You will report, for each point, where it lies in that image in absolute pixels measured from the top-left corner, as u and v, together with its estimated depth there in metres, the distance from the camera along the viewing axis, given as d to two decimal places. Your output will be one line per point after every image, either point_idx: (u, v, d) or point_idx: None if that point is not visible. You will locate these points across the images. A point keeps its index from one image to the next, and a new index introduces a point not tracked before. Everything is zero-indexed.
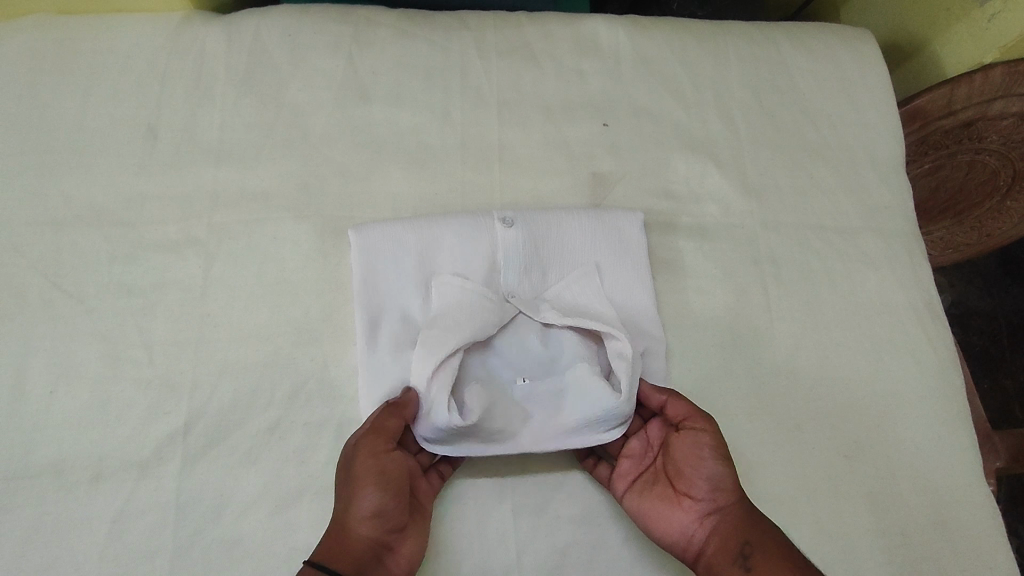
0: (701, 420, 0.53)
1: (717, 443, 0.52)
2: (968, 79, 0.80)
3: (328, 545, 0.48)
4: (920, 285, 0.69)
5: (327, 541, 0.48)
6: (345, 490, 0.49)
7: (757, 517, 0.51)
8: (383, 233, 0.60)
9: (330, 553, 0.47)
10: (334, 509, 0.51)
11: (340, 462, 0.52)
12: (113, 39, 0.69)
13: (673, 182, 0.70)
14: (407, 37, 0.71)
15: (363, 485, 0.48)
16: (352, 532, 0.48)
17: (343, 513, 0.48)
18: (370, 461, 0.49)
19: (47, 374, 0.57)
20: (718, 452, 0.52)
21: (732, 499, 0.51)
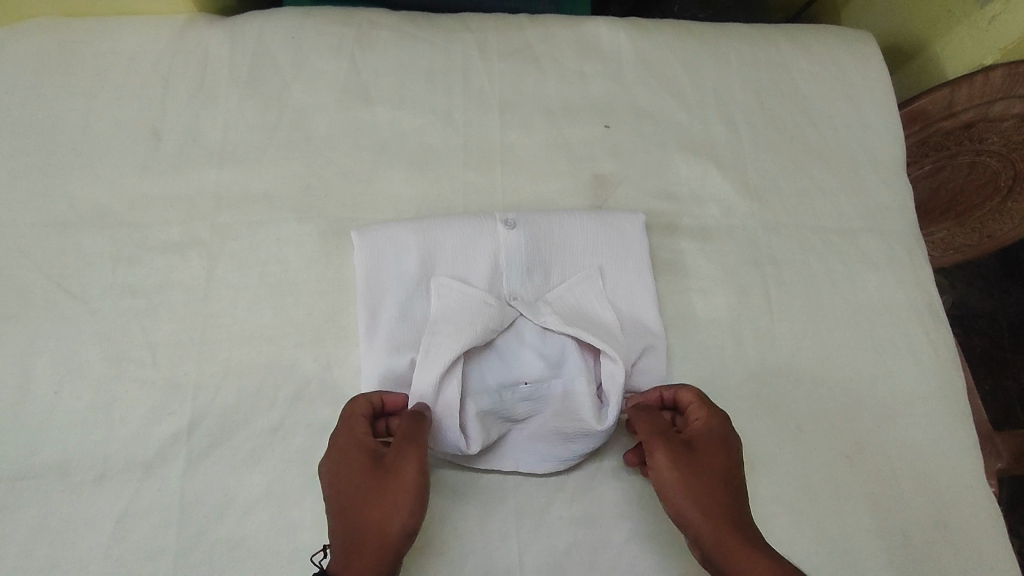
0: (653, 451, 0.49)
1: (672, 475, 0.48)
2: (968, 81, 0.80)
3: (354, 559, 0.44)
4: (921, 285, 0.69)
5: (351, 554, 0.44)
6: (373, 499, 0.45)
7: (738, 552, 0.45)
8: (386, 233, 0.60)
9: (360, 571, 0.43)
10: (350, 512, 0.46)
11: (361, 461, 0.48)
12: (117, 41, 0.69)
13: (674, 184, 0.70)
14: (410, 39, 0.72)
15: (401, 499, 0.44)
16: (384, 548, 0.44)
17: (372, 525, 0.44)
18: (413, 474, 0.45)
19: (51, 374, 0.57)
20: (676, 486, 0.48)
21: (704, 532, 0.47)
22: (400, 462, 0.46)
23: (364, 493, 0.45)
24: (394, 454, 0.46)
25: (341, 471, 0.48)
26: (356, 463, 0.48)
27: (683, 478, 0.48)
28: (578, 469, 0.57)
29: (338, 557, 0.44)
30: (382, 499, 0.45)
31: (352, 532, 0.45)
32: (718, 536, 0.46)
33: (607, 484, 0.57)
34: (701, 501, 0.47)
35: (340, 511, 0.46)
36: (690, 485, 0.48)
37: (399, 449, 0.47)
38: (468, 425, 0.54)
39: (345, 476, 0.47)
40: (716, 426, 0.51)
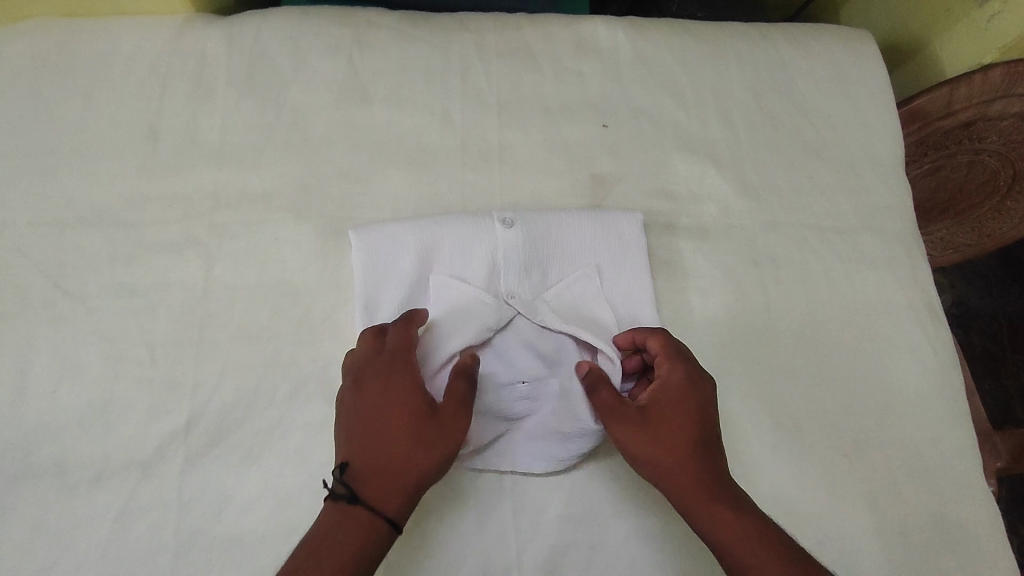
0: (613, 425, 0.51)
1: (634, 446, 0.50)
2: (968, 79, 0.80)
3: (385, 489, 0.47)
4: (919, 285, 0.69)
5: (382, 483, 0.47)
6: (419, 446, 0.48)
7: (707, 505, 0.48)
8: (384, 232, 0.60)
9: (388, 502, 0.47)
10: (390, 446, 0.48)
11: (409, 403, 0.49)
12: (115, 42, 0.69)
13: (672, 183, 0.70)
14: (409, 39, 0.72)
15: (444, 455, 0.48)
16: (415, 491, 0.48)
17: (410, 469, 0.48)
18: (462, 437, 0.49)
19: (49, 374, 0.57)
20: (642, 455, 0.50)
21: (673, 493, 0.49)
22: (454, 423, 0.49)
23: (413, 438, 0.48)
24: (447, 412, 0.50)
25: (390, 403, 0.49)
26: (407, 403, 0.49)
27: (644, 444, 0.50)
28: (577, 468, 0.57)
29: (369, 481, 0.47)
30: (428, 450, 0.48)
31: (389, 465, 0.48)
32: (686, 494, 0.49)
33: (605, 483, 0.57)
34: (665, 466, 0.49)
35: (378, 439, 0.48)
36: (653, 453, 0.50)
37: (453, 410, 0.50)
38: (467, 427, 0.54)
39: (391, 411, 0.49)
40: (672, 379, 0.52)
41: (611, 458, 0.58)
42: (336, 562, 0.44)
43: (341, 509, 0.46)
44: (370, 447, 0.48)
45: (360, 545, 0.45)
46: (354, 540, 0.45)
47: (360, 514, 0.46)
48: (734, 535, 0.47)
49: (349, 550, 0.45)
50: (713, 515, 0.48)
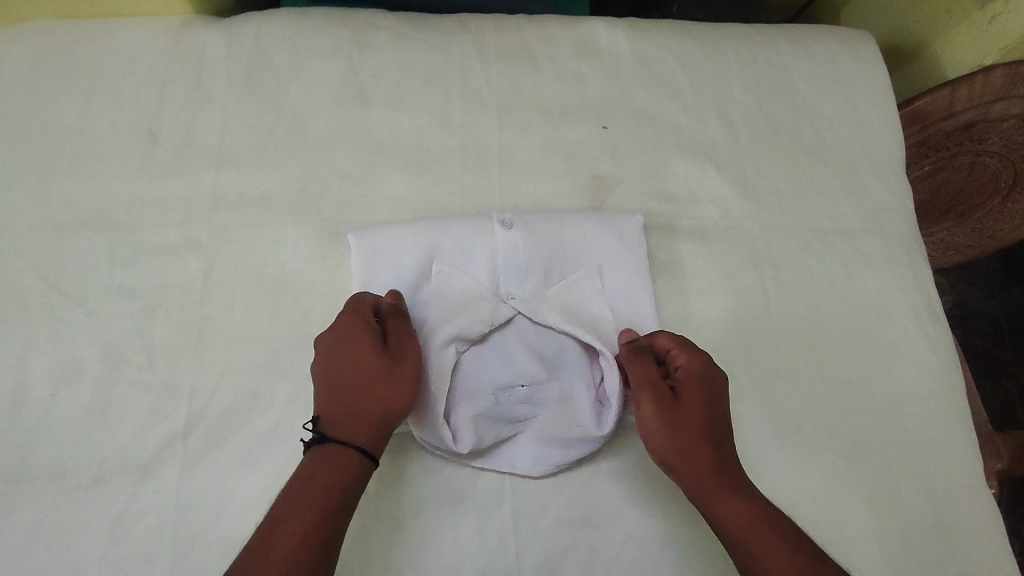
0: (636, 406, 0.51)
1: (655, 429, 0.50)
2: (968, 81, 0.80)
3: (356, 426, 0.49)
4: (920, 286, 0.69)
5: (352, 422, 0.49)
6: (386, 383, 0.50)
7: (719, 491, 0.49)
8: (383, 235, 0.60)
9: (361, 437, 0.49)
10: (353, 390, 0.50)
11: (367, 348, 0.51)
12: (114, 43, 0.69)
13: (672, 185, 0.70)
14: (408, 41, 0.71)
15: (410, 389, 0.51)
16: (385, 424, 0.50)
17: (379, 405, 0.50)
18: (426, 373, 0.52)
19: (48, 377, 0.57)
20: (661, 438, 0.50)
21: (688, 477, 0.50)
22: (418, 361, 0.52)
23: (377, 377, 0.50)
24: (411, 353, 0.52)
25: (352, 352, 0.52)
26: (365, 349, 0.51)
27: (662, 428, 0.50)
28: (576, 470, 0.57)
29: (341, 423, 0.49)
30: (394, 386, 0.50)
31: (359, 406, 0.50)
32: (701, 478, 0.49)
33: (605, 486, 0.57)
34: (680, 448, 0.50)
35: (346, 385, 0.51)
36: (672, 438, 0.50)
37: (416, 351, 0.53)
38: (467, 430, 0.54)
39: (356, 359, 0.51)
40: (692, 368, 0.53)
41: (611, 460, 0.58)
42: (315, 495, 0.46)
43: (317, 451, 0.48)
44: (339, 394, 0.50)
45: (337, 477, 0.47)
46: (331, 474, 0.47)
47: (335, 451, 0.48)
48: (744, 521, 0.48)
49: (328, 484, 0.47)
50: (727, 502, 0.48)
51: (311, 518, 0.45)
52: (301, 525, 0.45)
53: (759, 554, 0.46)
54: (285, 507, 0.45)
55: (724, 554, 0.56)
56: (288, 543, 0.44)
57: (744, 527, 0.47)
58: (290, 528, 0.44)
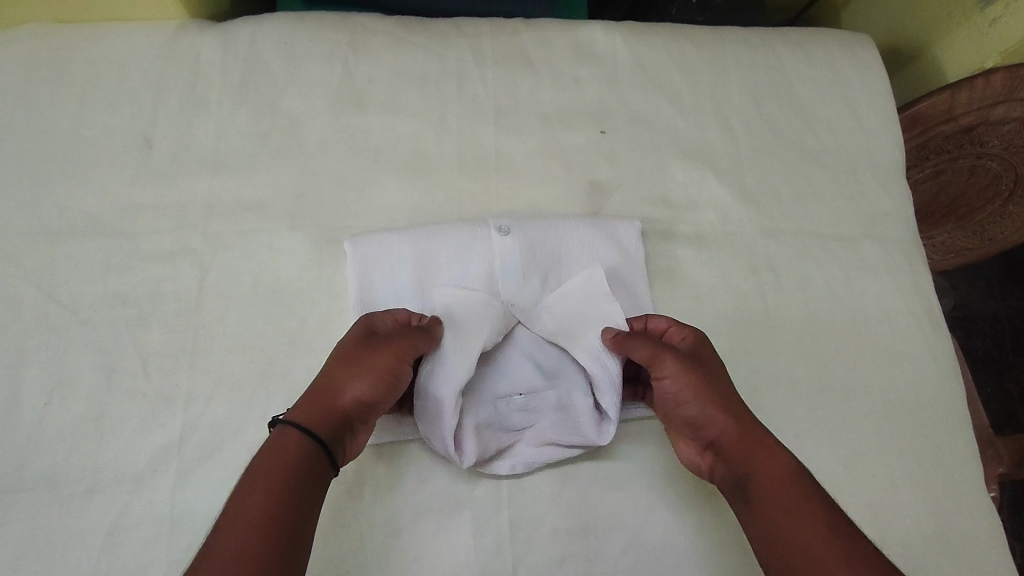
0: (662, 363, 0.53)
1: (686, 382, 0.52)
2: (968, 85, 0.80)
3: (314, 412, 0.48)
4: (920, 292, 0.68)
5: (314, 412, 0.48)
6: (354, 373, 0.50)
7: (754, 446, 0.49)
8: (380, 243, 0.60)
9: (316, 425, 0.48)
10: (325, 378, 0.51)
11: (349, 340, 0.53)
12: (109, 49, 0.68)
13: (670, 190, 0.69)
14: (405, 45, 0.71)
15: (374, 377, 0.50)
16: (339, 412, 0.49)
17: (344, 396, 0.49)
18: (390, 359, 0.51)
19: (42, 386, 0.57)
20: (692, 391, 0.52)
21: (722, 431, 0.50)
22: (379, 349, 0.51)
23: (346, 364, 0.51)
24: (377, 342, 0.52)
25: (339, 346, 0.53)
26: (348, 341, 0.53)
27: (699, 384, 0.52)
28: (574, 478, 0.56)
29: (302, 414, 0.48)
30: (359, 375, 0.50)
31: (323, 397, 0.49)
32: (736, 432, 0.50)
33: (602, 495, 0.56)
34: (717, 404, 0.51)
35: (317, 383, 0.51)
36: (704, 391, 0.51)
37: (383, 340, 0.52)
38: (470, 441, 0.54)
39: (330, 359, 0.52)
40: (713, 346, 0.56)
41: (608, 469, 0.57)
42: (265, 485, 0.44)
43: (272, 442, 0.47)
44: (312, 388, 0.50)
45: (290, 465, 0.45)
46: (283, 461, 0.45)
47: (289, 440, 0.46)
48: (777, 474, 0.47)
49: (278, 470, 0.45)
50: (760, 455, 0.48)
51: (261, 507, 0.43)
52: (251, 515, 0.42)
53: (791, 506, 0.45)
54: (234, 502, 0.43)
55: (723, 563, 0.55)
56: (236, 533, 0.41)
57: (780, 482, 0.47)
58: (237, 519, 0.42)
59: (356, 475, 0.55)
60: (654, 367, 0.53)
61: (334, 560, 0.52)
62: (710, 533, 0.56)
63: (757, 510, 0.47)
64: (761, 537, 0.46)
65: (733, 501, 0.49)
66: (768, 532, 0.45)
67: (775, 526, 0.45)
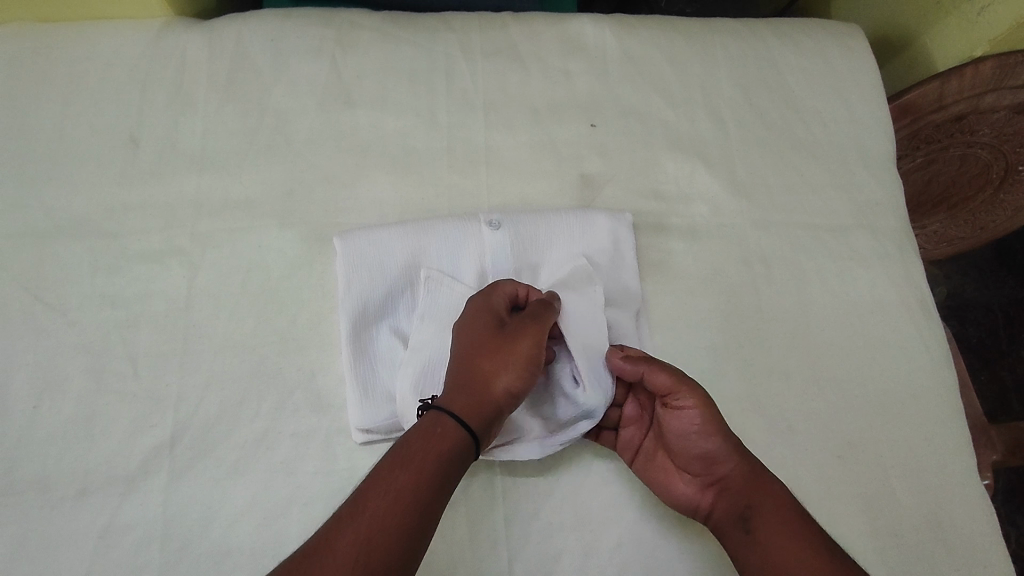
0: (687, 395, 0.52)
1: (706, 420, 0.52)
2: (958, 74, 0.80)
3: (459, 398, 0.48)
4: (911, 280, 0.68)
5: (467, 402, 0.48)
6: (493, 363, 0.49)
7: (760, 483, 0.51)
8: (369, 239, 0.59)
9: (465, 414, 0.47)
10: (467, 362, 0.50)
11: (483, 319, 0.52)
12: (94, 48, 0.68)
13: (661, 183, 0.69)
14: (392, 40, 0.71)
15: (519, 368, 0.49)
16: (483, 400, 0.48)
17: (493, 386, 0.48)
18: (530, 347, 0.50)
19: (30, 389, 0.56)
20: (710, 430, 0.52)
21: (730, 469, 0.51)
22: (521, 333, 0.50)
23: (486, 349, 0.50)
24: (515, 328, 0.51)
25: (473, 326, 0.52)
26: (481, 323, 0.52)
27: (715, 423, 0.52)
28: (570, 474, 0.56)
29: (451, 396, 0.48)
30: (505, 366, 0.49)
31: (469, 380, 0.49)
32: (743, 471, 0.51)
33: (596, 489, 0.56)
34: (726, 444, 0.52)
35: (458, 364, 0.50)
36: (720, 428, 0.52)
37: (520, 325, 0.51)
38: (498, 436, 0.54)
39: (470, 344, 0.51)
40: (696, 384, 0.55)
41: (601, 463, 0.57)
42: (414, 466, 0.44)
43: (421, 423, 0.47)
44: (450, 374, 0.50)
45: (441, 451, 0.45)
46: (434, 447, 0.45)
47: (443, 427, 0.46)
48: (785, 513, 0.49)
49: (423, 451, 0.45)
50: (766, 491, 0.50)
51: (415, 480, 0.44)
52: (394, 488, 0.43)
53: (789, 538, 0.47)
54: (380, 474, 0.44)
55: (717, 554, 0.55)
56: (384, 505, 0.42)
57: (787, 518, 0.48)
58: (378, 490, 0.43)
59: (350, 474, 0.54)
60: (673, 396, 0.52)
61: None
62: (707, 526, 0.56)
63: (761, 542, 0.48)
64: (768, 567, 0.47)
65: (731, 531, 0.50)
66: (773, 561, 0.47)
67: (783, 556, 0.47)
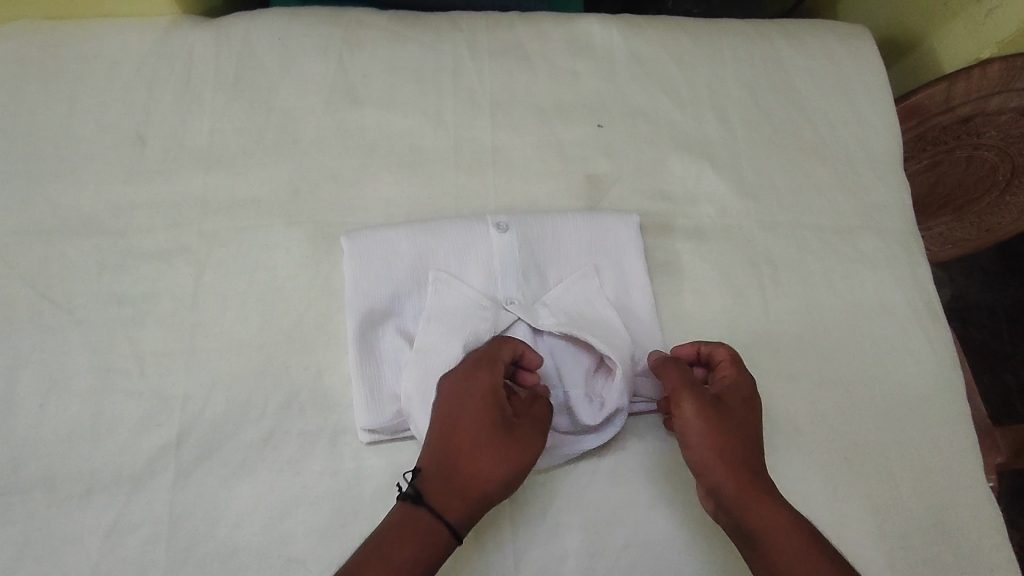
0: (682, 400, 0.51)
1: (699, 428, 0.50)
2: (966, 75, 0.80)
3: (453, 501, 0.47)
4: (918, 282, 0.68)
5: (453, 497, 0.47)
6: (492, 469, 0.48)
7: (761, 500, 0.48)
8: (375, 240, 0.59)
9: (458, 519, 0.47)
10: (466, 460, 0.48)
11: (489, 414, 0.49)
12: (101, 46, 0.68)
13: (668, 183, 0.69)
14: (399, 39, 0.70)
15: (515, 479, 0.49)
16: (475, 505, 0.48)
17: (486, 491, 0.48)
18: (529, 461, 0.49)
19: (37, 387, 0.56)
20: (701, 439, 0.50)
21: (722, 483, 0.49)
22: (526, 438, 0.49)
23: (489, 451, 0.48)
24: (521, 432, 0.49)
25: (477, 417, 0.49)
26: (488, 417, 0.49)
27: (709, 433, 0.50)
28: (576, 475, 0.56)
29: (444, 495, 0.47)
30: (502, 476, 0.48)
31: (466, 480, 0.48)
32: (738, 485, 0.49)
33: (603, 491, 0.56)
34: (720, 456, 0.49)
35: (456, 455, 0.48)
36: (717, 438, 0.50)
37: (524, 431, 0.49)
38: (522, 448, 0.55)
39: (468, 432, 0.49)
40: (741, 385, 0.53)
41: (608, 465, 0.57)
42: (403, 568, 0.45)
43: (411, 516, 0.47)
44: (445, 465, 0.48)
45: (430, 557, 0.46)
46: (423, 552, 0.46)
47: (434, 532, 0.46)
48: (786, 531, 0.47)
49: (413, 552, 0.45)
50: (768, 510, 0.48)
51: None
52: None
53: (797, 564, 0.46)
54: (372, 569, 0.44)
55: (722, 556, 0.55)
56: None
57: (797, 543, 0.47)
58: None
59: (356, 474, 0.54)
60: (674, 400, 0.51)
61: (333, 559, 0.52)
62: (713, 528, 0.55)
63: (767, 561, 0.47)
64: None
65: (739, 544, 0.49)
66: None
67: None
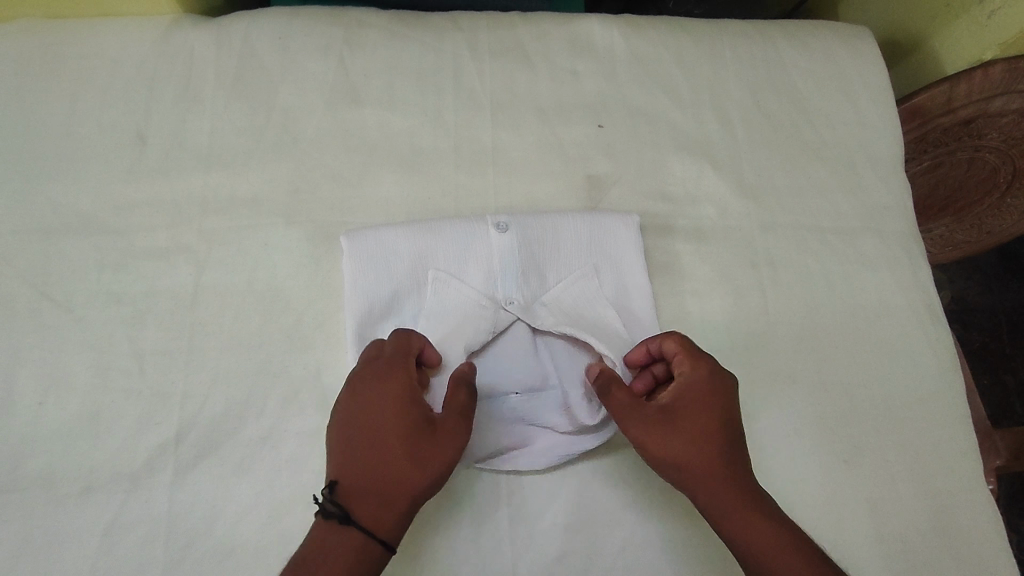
0: (634, 424, 0.50)
1: (659, 449, 0.49)
2: (967, 75, 0.79)
3: (379, 509, 0.46)
4: (918, 284, 0.68)
5: (373, 502, 0.46)
6: (414, 469, 0.47)
7: (743, 512, 0.48)
8: (375, 239, 0.59)
9: (384, 525, 0.46)
10: (383, 464, 0.47)
11: (402, 413, 0.48)
12: (102, 44, 0.68)
13: (668, 183, 0.69)
14: (399, 38, 0.70)
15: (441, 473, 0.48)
16: (401, 506, 0.47)
17: (410, 492, 0.47)
18: (453, 454, 0.48)
19: (36, 385, 0.56)
20: (665, 457, 0.49)
21: (701, 498, 0.49)
22: (450, 434, 0.48)
23: (407, 452, 0.47)
24: (441, 427, 0.48)
25: (391, 417, 0.48)
26: (403, 417, 0.48)
27: (669, 451, 0.49)
28: (574, 476, 0.56)
29: (364, 504, 0.46)
30: (427, 474, 0.47)
31: (388, 485, 0.47)
32: (715, 500, 0.48)
33: (601, 491, 0.56)
34: (688, 473, 0.49)
35: (373, 461, 0.47)
36: (678, 456, 0.49)
37: (442, 425, 0.48)
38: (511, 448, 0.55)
39: (386, 434, 0.48)
40: (696, 382, 0.51)
41: (607, 464, 0.57)
42: None
43: (334, 531, 0.45)
44: (363, 473, 0.47)
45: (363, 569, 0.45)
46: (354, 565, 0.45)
47: (363, 543, 0.45)
48: (772, 543, 0.47)
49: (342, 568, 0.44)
50: (748, 523, 0.47)
51: None
52: None
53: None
54: None
55: (720, 556, 0.55)
56: None
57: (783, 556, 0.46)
58: None
59: None
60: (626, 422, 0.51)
61: None
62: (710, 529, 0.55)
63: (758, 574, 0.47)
64: None
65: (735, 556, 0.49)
66: None
67: None
